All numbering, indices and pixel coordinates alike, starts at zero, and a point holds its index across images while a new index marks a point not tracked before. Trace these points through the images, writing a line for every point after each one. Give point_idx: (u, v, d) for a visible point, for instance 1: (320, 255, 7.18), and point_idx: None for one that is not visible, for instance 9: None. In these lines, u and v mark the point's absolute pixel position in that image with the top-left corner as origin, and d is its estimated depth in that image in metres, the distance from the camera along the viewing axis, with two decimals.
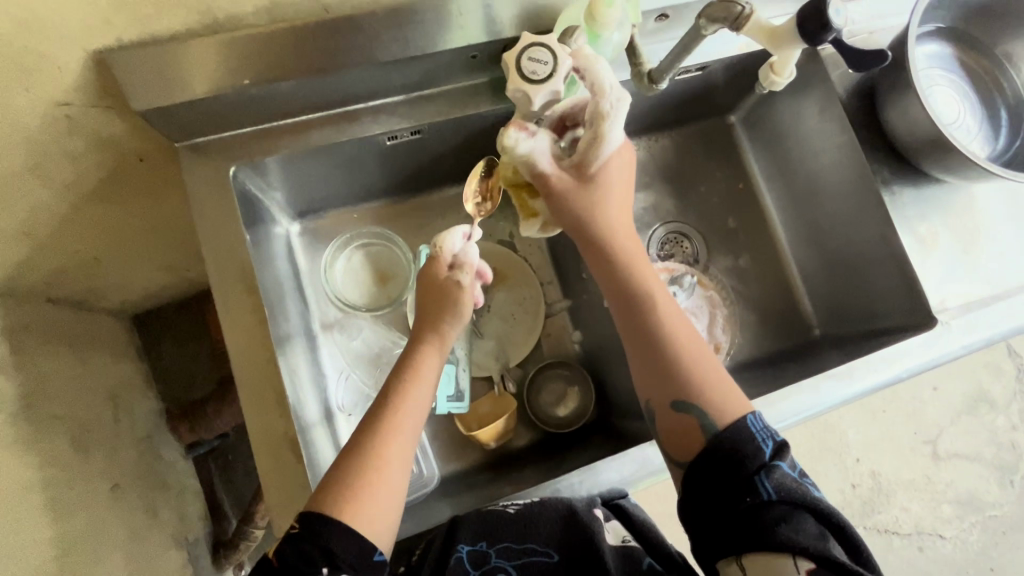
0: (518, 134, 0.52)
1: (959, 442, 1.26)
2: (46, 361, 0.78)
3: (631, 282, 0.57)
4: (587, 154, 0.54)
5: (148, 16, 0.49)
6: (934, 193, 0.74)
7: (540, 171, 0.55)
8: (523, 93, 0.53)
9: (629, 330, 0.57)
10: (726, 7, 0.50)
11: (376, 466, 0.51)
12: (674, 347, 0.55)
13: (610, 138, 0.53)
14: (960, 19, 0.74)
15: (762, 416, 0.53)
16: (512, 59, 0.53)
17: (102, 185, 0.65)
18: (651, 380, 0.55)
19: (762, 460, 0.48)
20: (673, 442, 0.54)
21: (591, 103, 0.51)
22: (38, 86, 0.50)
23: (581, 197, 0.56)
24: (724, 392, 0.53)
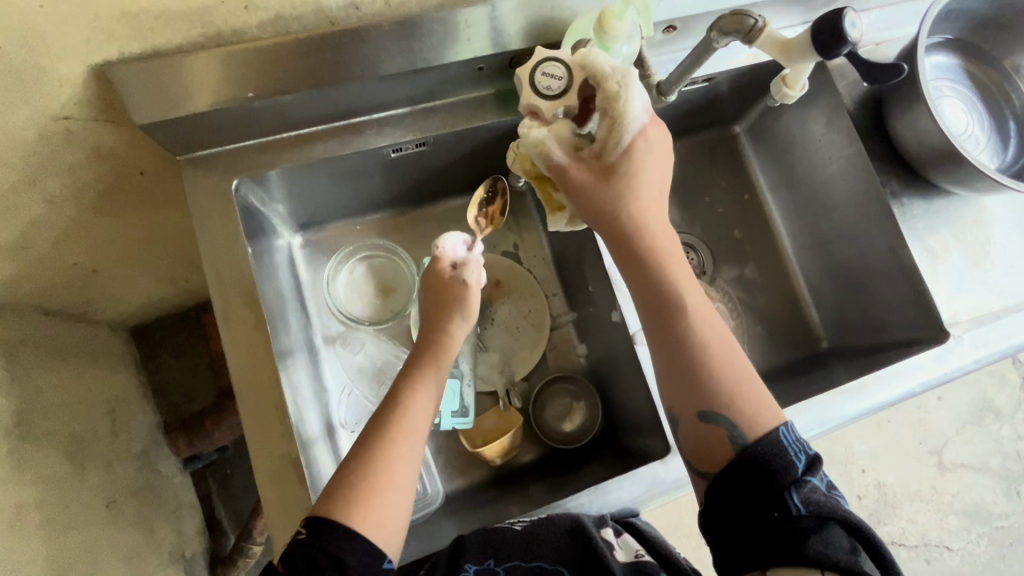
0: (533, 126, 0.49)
1: (965, 452, 1.25)
2: (41, 376, 0.77)
3: (661, 283, 0.52)
4: (609, 139, 0.50)
5: (151, 29, 0.48)
6: (944, 206, 0.73)
7: (556, 163, 0.51)
8: (535, 106, 0.51)
9: (656, 335, 0.54)
10: (738, 20, 0.49)
11: (387, 466, 0.49)
12: (704, 354, 0.52)
13: (630, 120, 0.49)
14: (968, 31, 0.73)
15: (795, 428, 0.50)
16: (525, 74, 0.51)
17: (102, 197, 0.64)
18: (676, 387, 0.53)
19: (793, 474, 0.46)
20: (697, 451, 0.52)
21: (600, 91, 0.49)
22: (37, 99, 0.48)
23: (601, 191, 0.51)
24: (754, 403, 0.50)
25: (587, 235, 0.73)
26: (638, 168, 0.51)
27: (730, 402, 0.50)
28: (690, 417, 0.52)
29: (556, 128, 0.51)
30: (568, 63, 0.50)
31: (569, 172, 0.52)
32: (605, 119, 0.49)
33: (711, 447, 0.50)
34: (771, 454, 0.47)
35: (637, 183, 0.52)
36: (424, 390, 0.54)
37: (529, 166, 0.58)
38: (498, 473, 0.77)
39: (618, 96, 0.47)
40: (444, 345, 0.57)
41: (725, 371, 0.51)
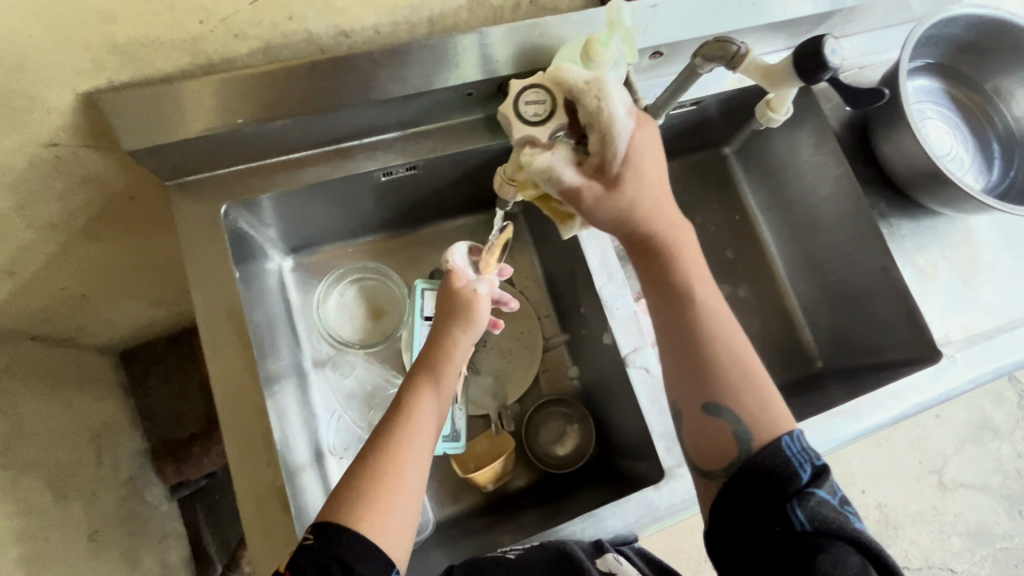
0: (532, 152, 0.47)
1: (966, 471, 1.24)
2: (24, 403, 0.75)
3: (670, 281, 0.51)
4: (604, 152, 0.46)
5: (141, 58, 0.49)
6: (932, 227, 0.74)
7: (566, 186, 0.47)
8: (528, 135, 0.48)
9: (666, 334, 0.52)
10: (722, 47, 0.50)
11: (391, 473, 0.47)
12: (711, 353, 0.50)
13: (621, 129, 0.45)
14: (949, 56, 0.75)
15: (802, 436, 0.48)
16: (508, 109, 0.49)
17: (91, 221, 0.64)
18: (681, 383, 0.52)
19: (796, 485, 0.45)
20: (702, 450, 0.50)
21: (583, 109, 0.46)
22: (26, 127, 0.49)
23: (614, 203, 0.48)
24: (760, 399, 0.49)
25: (578, 258, 0.73)
26: (642, 171, 0.48)
27: (736, 397, 0.49)
28: (695, 412, 0.51)
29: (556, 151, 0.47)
30: (546, 86, 0.49)
31: (580, 194, 0.47)
32: (595, 133, 0.46)
33: (716, 443, 0.49)
34: (774, 466, 0.46)
35: (644, 184, 0.48)
36: (425, 400, 0.53)
37: (530, 190, 0.53)
38: (491, 499, 0.75)
39: (601, 109, 0.44)
40: (450, 352, 0.57)
41: (732, 367, 0.50)
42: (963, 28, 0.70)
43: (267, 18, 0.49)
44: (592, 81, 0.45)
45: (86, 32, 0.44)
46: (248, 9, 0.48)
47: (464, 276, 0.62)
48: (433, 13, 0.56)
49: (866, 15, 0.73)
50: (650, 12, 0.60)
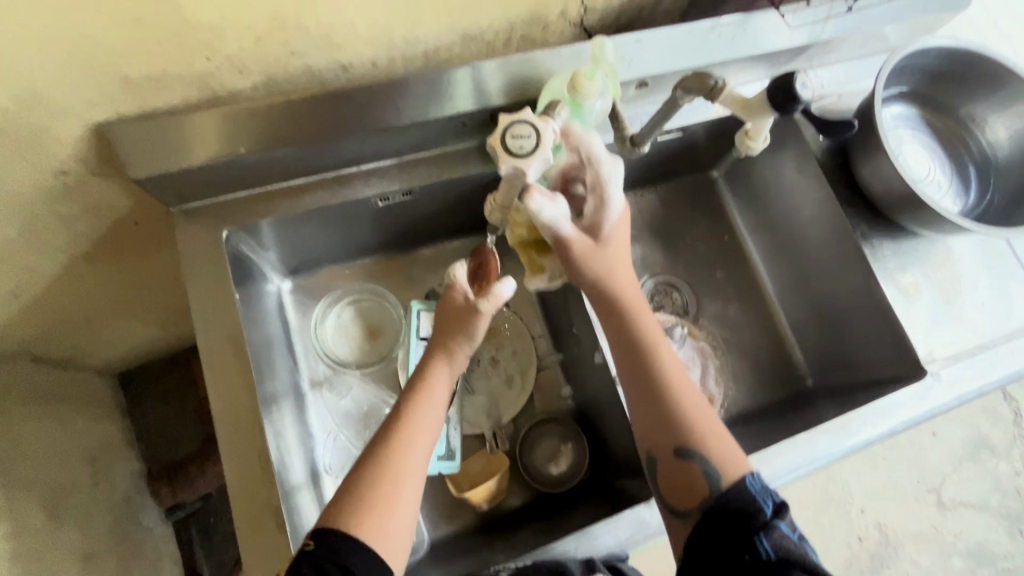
0: (543, 200, 0.53)
1: (963, 489, 1.24)
2: (23, 424, 0.76)
3: (632, 335, 0.56)
4: (597, 216, 0.57)
5: (150, 92, 0.51)
6: (913, 247, 0.76)
7: (561, 235, 0.56)
8: (518, 169, 0.51)
9: (632, 383, 0.55)
10: (700, 80, 0.53)
11: (392, 478, 0.49)
12: (677, 400, 0.53)
13: (613, 204, 0.57)
14: (923, 83, 0.78)
15: (761, 477, 0.51)
16: (496, 141, 0.52)
17: (96, 244, 0.66)
18: (652, 428, 0.53)
19: (760, 519, 0.46)
20: (675, 492, 0.51)
21: (591, 171, 0.57)
22: (38, 157, 0.51)
23: (595, 260, 0.57)
24: (725, 441, 0.52)
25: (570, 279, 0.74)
26: (618, 240, 0.59)
27: (704, 439, 0.51)
28: (666, 458, 0.52)
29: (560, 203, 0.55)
30: (534, 123, 0.52)
31: (569, 245, 0.57)
32: (593, 198, 0.57)
33: (688, 485, 0.50)
34: (740, 504, 0.48)
35: (613, 251, 0.58)
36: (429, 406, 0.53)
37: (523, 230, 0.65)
38: (485, 518, 0.76)
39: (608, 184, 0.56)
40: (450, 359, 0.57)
41: (696, 413, 0.53)
42: (934, 58, 0.73)
43: (270, 54, 0.52)
44: (607, 160, 0.56)
45: (97, 69, 0.47)
46: (252, 46, 0.50)
47: (466, 289, 0.60)
48: (427, 47, 0.59)
49: (843, 46, 0.76)
50: (634, 46, 0.64)
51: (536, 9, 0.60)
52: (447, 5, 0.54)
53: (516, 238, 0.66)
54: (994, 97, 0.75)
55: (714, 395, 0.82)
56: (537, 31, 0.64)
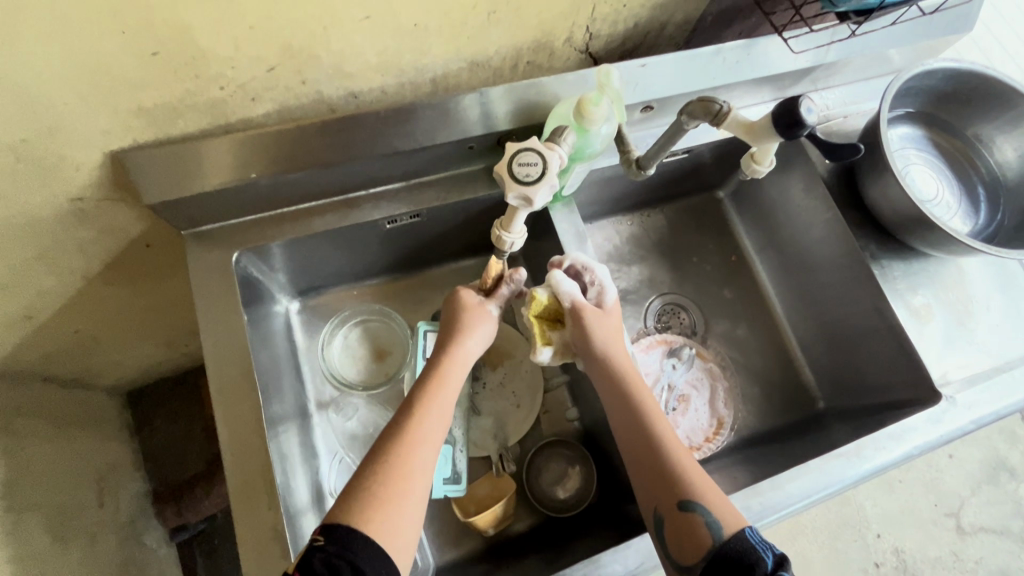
0: (561, 274, 0.62)
1: (984, 514, 1.19)
2: (32, 446, 0.76)
3: (627, 395, 0.58)
4: (599, 299, 0.63)
5: (165, 120, 0.52)
6: (923, 268, 0.75)
7: (576, 304, 0.61)
8: (524, 195, 0.51)
9: (630, 442, 0.56)
10: (705, 106, 0.53)
11: (402, 476, 0.48)
12: (673, 456, 0.54)
13: (610, 292, 0.63)
14: (928, 105, 0.78)
15: (758, 531, 0.50)
16: (503, 170, 0.52)
17: (109, 266, 0.67)
18: (651, 484, 0.53)
19: (759, 569, 0.45)
20: (678, 545, 0.50)
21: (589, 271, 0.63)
22: (55, 184, 0.52)
23: (599, 325, 0.60)
24: (723, 493, 0.52)
25: None
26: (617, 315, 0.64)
27: (703, 491, 0.51)
28: (668, 513, 0.51)
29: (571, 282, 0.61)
30: (541, 152, 0.52)
31: (581, 311, 0.60)
32: (595, 288, 0.63)
33: (690, 537, 0.49)
34: (740, 554, 0.46)
35: (609, 321, 0.62)
36: (432, 412, 0.54)
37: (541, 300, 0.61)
38: (492, 543, 0.74)
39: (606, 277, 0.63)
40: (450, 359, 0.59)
41: (693, 466, 0.53)
42: (939, 80, 0.74)
43: (282, 82, 0.53)
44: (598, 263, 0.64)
45: (116, 99, 0.48)
46: (265, 75, 0.52)
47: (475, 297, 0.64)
48: (436, 74, 0.60)
49: (847, 68, 0.77)
50: (639, 71, 0.65)
51: (542, 36, 0.61)
52: (455, 34, 0.56)
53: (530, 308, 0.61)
54: (1000, 118, 0.75)
55: (723, 417, 0.81)
56: (543, 58, 0.65)
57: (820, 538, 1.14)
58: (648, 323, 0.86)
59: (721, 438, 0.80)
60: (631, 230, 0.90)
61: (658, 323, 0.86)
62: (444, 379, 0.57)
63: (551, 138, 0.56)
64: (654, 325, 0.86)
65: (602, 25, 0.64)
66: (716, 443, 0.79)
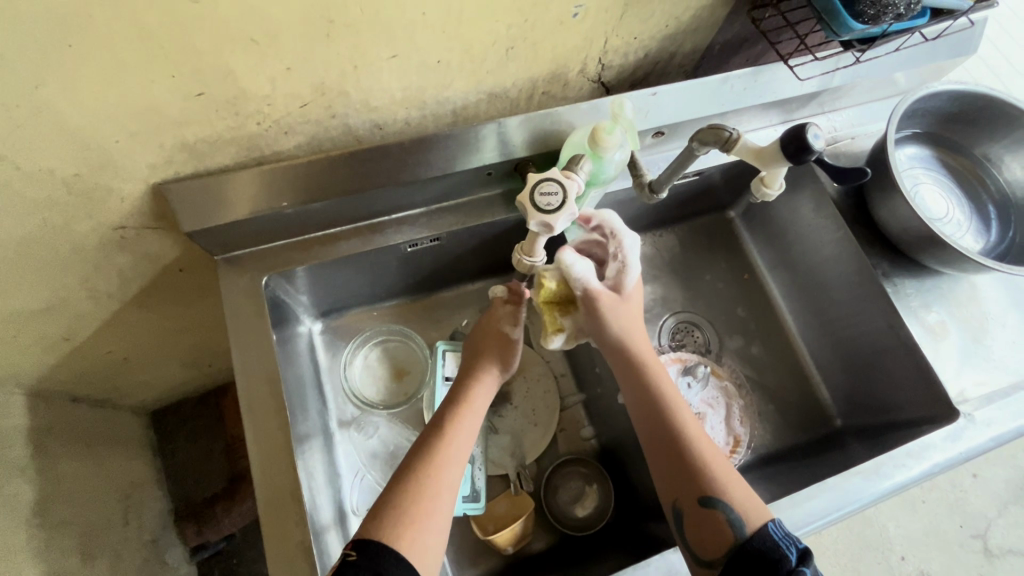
0: (573, 256, 0.60)
1: (1013, 536, 1.15)
2: (63, 464, 0.79)
3: (648, 388, 0.58)
4: (619, 278, 0.62)
5: (204, 154, 0.56)
6: (937, 285, 0.76)
7: (590, 289, 0.60)
8: (545, 222, 0.54)
9: (652, 437, 0.56)
10: (715, 133, 0.56)
11: (430, 492, 0.50)
12: (695, 450, 0.54)
13: (633, 272, 0.62)
14: (936, 126, 0.80)
15: (783, 524, 0.50)
16: (525, 199, 0.54)
17: (144, 290, 0.70)
18: (672, 479, 0.54)
19: (784, 565, 0.45)
20: (700, 541, 0.51)
21: (613, 242, 0.62)
22: (99, 214, 0.55)
23: (618, 316, 0.60)
24: (746, 490, 0.52)
25: None
26: (637, 300, 0.63)
27: (725, 488, 0.51)
28: (689, 509, 0.52)
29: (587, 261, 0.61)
30: (561, 182, 0.55)
31: (595, 298, 0.60)
32: (616, 265, 0.62)
33: (712, 532, 0.50)
34: (762, 550, 0.47)
35: (627, 311, 0.62)
36: (461, 430, 0.56)
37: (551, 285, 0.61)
38: (510, 562, 0.75)
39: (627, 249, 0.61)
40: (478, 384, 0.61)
41: (715, 461, 0.54)
42: (945, 102, 0.75)
43: (312, 116, 0.56)
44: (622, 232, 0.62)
45: (161, 135, 0.51)
46: (298, 110, 0.55)
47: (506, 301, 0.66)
48: (456, 105, 0.63)
49: (853, 92, 0.79)
50: (651, 99, 0.67)
51: (557, 68, 0.64)
52: (475, 69, 0.59)
53: (540, 295, 0.62)
54: (1007, 137, 0.77)
55: (740, 435, 0.81)
56: (557, 88, 0.68)
57: (842, 560, 1.12)
58: (662, 341, 0.87)
59: (738, 457, 0.79)
60: (645, 249, 0.92)
61: (672, 341, 0.87)
62: (473, 397, 0.60)
63: (569, 166, 0.58)
64: (668, 343, 0.87)
65: (614, 56, 0.66)
66: (733, 462, 0.79)
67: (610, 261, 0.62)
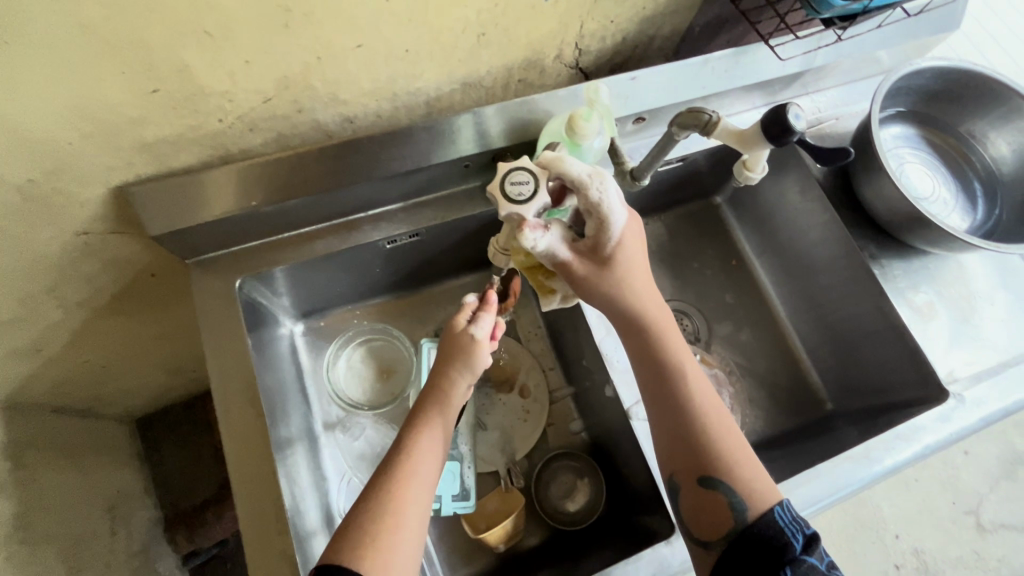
0: (533, 236, 0.48)
1: (1005, 511, 1.16)
2: (45, 477, 0.77)
3: (657, 355, 0.53)
4: (598, 236, 0.50)
5: (166, 154, 0.54)
6: (924, 265, 0.75)
7: (559, 260, 0.51)
8: (517, 215, 0.47)
9: (657, 408, 0.53)
10: (695, 116, 0.54)
11: (393, 509, 0.46)
12: (702, 425, 0.51)
13: (616, 217, 0.48)
14: (920, 104, 0.79)
15: (791, 506, 0.48)
16: (496, 189, 0.48)
17: (116, 296, 0.68)
18: (675, 453, 0.52)
19: (789, 553, 0.44)
20: (698, 521, 0.50)
21: (580, 196, 0.47)
22: (60, 220, 0.53)
23: (605, 283, 0.52)
24: (752, 471, 0.49)
25: (577, 314, 0.75)
26: (630, 257, 0.52)
27: (729, 469, 0.49)
28: (690, 486, 0.50)
29: (551, 231, 0.49)
30: (533, 169, 0.48)
31: (569, 269, 0.51)
32: (592, 219, 0.49)
33: (711, 513, 0.49)
34: (766, 537, 0.45)
35: (625, 270, 0.52)
36: (424, 440, 0.51)
37: (523, 257, 0.56)
38: (503, 559, 0.74)
39: (600, 206, 0.46)
40: (445, 392, 0.54)
41: (722, 440, 0.51)
42: (928, 79, 0.74)
43: (278, 111, 0.55)
44: (593, 177, 0.46)
45: (117, 136, 0.49)
46: (262, 106, 0.53)
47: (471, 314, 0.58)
48: (429, 96, 0.61)
49: (836, 71, 0.78)
50: (630, 84, 0.65)
51: (532, 55, 0.62)
52: (446, 57, 0.57)
53: (518, 263, 0.57)
54: (992, 114, 0.76)
55: None
56: (534, 75, 0.66)
57: (839, 543, 1.12)
58: None
59: None
60: None
61: None
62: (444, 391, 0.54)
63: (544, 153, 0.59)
64: None
65: (591, 41, 0.65)
66: None
67: (585, 215, 0.49)
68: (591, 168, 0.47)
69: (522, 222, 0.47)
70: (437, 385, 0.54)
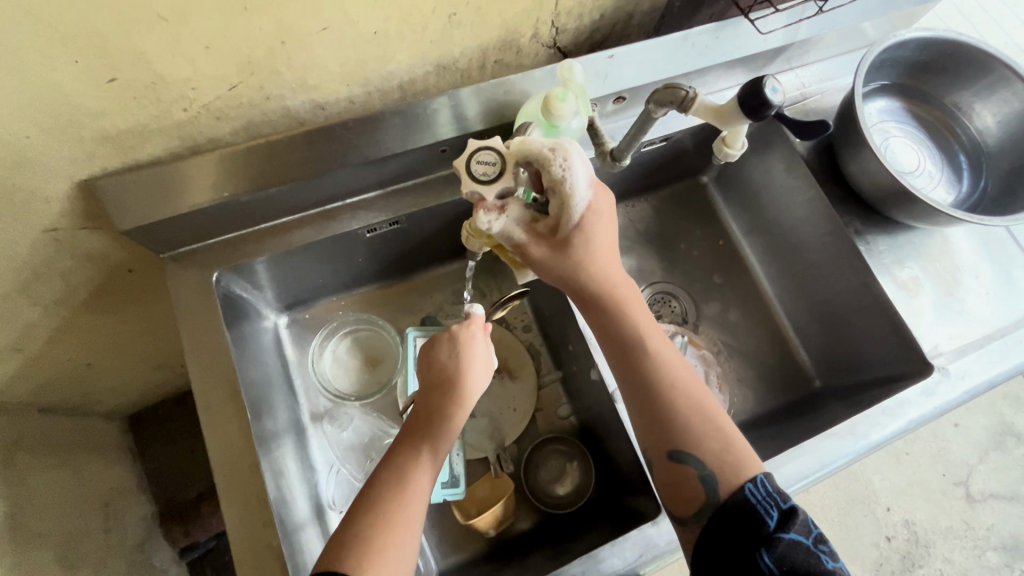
0: (489, 217, 0.47)
1: (994, 481, 1.18)
2: (34, 475, 0.77)
3: (622, 332, 0.52)
4: (561, 215, 0.49)
5: (132, 146, 0.52)
6: (910, 240, 0.75)
7: (518, 241, 0.50)
8: (478, 195, 0.47)
9: (628, 387, 0.52)
10: (671, 93, 0.53)
11: (401, 524, 0.47)
12: (670, 400, 0.51)
13: (580, 196, 0.47)
14: (905, 76, 0.78)
15: (770, 480, 0.47)
16: (460, 165, 0.47)
17: (93, 293, 0.67)
18: (645, 430, 0.52)
19: (763, 531, 0.43)
20: (671, 496, 0.50)
21: (543, 173, 0.47)
22: (26, 217, 0.52)
23: (564, 263, 0.51)
24: (722, 443, 0.49)
25: (562, 299, 0.74)
26: (596, 235, 0.51)
27: (699, 444, 0.49)
28: (662, 462, 0.51)
29: (509, 212, 0.48)
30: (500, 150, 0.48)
31: (528, 250, 0.51)
32: (555, 198, 0.48)
33: (682, 487, 0.49)
34: (738, 515, 0.45)
35: (595, 250, 0.51)
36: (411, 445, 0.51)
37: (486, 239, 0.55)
38: (494, 544, 0.74)
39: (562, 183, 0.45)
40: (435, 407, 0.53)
41: (691, 414, 0.51)
42: (912, 50, 0.73)
43: (245, 99, 0.53)
44: (556, 151, 0.46)
45: (78, 128, 0.47)
46: (228, 93, 0.52)
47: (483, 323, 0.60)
48: (402, 80, 0.60)
49: (819, 45, 0.76)
50: (608, 62, 0.64)
51: (507, 34, 0.61)
52: (417, 38, 0.55)
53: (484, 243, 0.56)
54: (977, 84, 0.75)
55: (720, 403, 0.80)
56: (510, 56, 0.65)
57: (832, 517, 1.14)
58: None
59: None
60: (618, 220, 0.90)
61: None
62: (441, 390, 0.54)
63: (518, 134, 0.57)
64: None
65: (568, 18, 0.63)
66: None
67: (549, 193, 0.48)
68: (554, 142, 0.47)
69: (477, 205, 0.48)
70: (433, 367, 0.56)
